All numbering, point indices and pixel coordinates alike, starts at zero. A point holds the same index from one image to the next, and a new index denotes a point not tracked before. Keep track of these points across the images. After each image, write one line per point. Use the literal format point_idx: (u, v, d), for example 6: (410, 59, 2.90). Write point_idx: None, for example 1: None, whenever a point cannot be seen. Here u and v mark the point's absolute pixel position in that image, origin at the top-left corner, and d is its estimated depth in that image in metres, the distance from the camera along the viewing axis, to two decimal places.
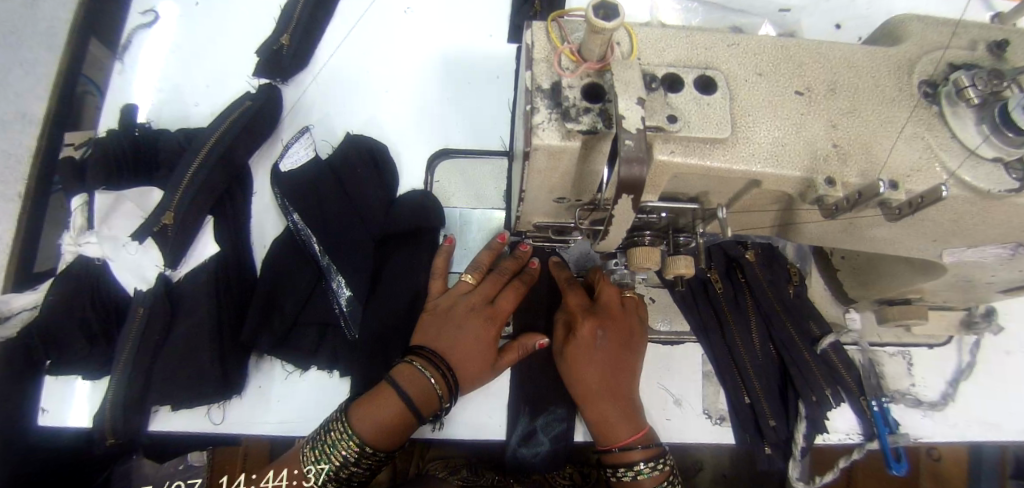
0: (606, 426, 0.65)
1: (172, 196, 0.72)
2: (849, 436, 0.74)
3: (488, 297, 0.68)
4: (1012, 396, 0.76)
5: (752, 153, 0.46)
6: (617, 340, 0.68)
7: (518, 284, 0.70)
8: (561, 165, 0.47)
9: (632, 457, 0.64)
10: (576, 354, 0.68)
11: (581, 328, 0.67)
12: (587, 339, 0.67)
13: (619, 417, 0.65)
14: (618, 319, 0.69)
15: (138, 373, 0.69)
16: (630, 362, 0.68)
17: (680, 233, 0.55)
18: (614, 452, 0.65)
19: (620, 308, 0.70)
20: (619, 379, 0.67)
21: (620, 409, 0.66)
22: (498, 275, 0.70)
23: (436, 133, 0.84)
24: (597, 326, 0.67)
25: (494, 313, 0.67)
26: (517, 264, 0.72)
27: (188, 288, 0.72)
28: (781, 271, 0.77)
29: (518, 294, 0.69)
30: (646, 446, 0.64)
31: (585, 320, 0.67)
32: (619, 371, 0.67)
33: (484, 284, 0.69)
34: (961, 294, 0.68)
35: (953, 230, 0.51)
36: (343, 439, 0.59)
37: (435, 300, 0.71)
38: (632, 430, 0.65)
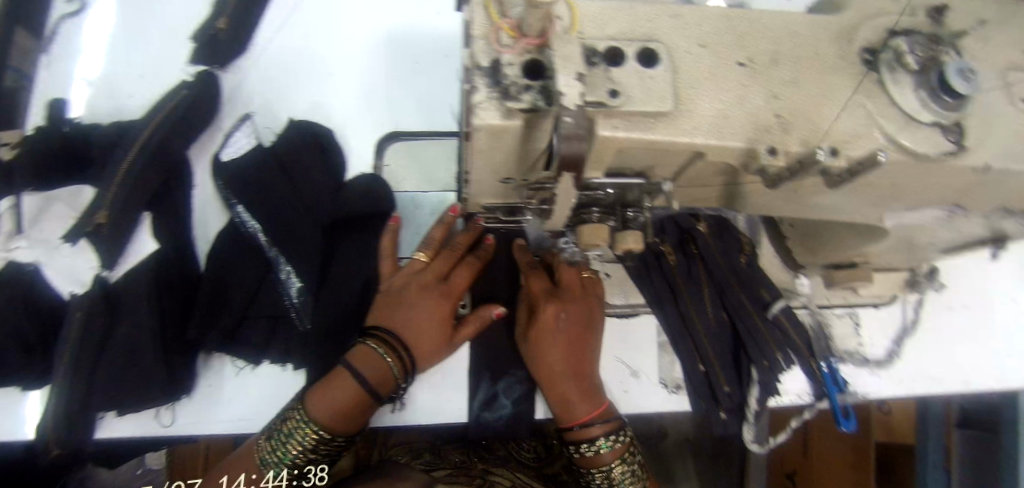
0: (566, 404, 0.66)
1: (104, 194, 0.68)
2: (800, 397, 0.78)
3: (442, 274, 0.69)
4: (952, 349, 0.81)
5: (696, 126, 0.45)
6: (580, 321, 0.68)
7: (471, 262, 0.70)
8: (504, 144, 0.46)
9: (591, 433, 0.64)
10: (540, 336, 0.67)
11: (544, 311, 0.67)
12: (550, 321, 0.66)
13: (580, 395, 0.66)
14: (579, 300, 0.69)
15: (80, 381, 0.66)
16: (592, 341, 0.68)
17: (629, 208, 0.54)
18: (574, 430, 0.66)
19: (580, 289, 0.70)
20: (580, 359, 0.67)
21: (581, 387, 0.66)
22: (452, 250, 0.70)
23: (384, 116, 0.82)
24: (561, 309, 0.67)
25: (449, 290, 0.68)
26: (471, 239, 0.71)
27: (128, 290, 0.69)
28: (733, 242, 0.77)
29: (471, 271, 0.69)
30: (605, 422, 0.65)
31: (548, 303, 0.67)
32: (582, 351, 0.67)
33: (437, 261, 0.69)
34: (904, 255, 0.70)
35: (892, 194, 0.52)
36: (300, 428, 0.60)
37: (388, 280, 0.70)
38: (592, 407, 0.65)
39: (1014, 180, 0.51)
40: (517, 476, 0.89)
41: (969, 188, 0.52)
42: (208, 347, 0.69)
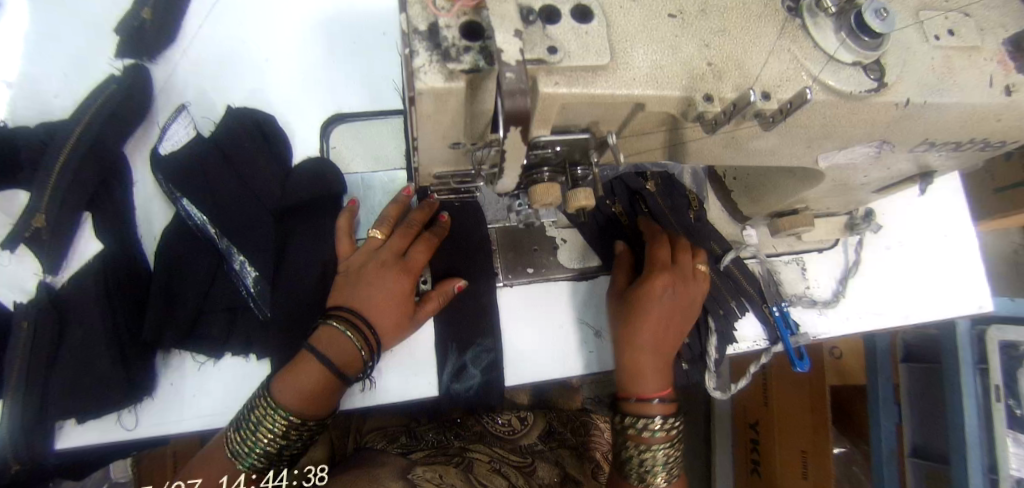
0: (637, 375, 0.67)
1: (40, 197, 0.65)
2: (757, 342, 0.81)
3: (398, 251, 0.69)
4: (893, 284, 0.86)
5: (633, 78, 0.46)
6: (685, 301, 0.69)
7: (428, 237, 0.71)
8: (449, 108, 0.45)
9: (652, 409, 0.66)
10: (640, 306, 0.68)
11: (654, 280, 0.68)
12: (655, 292, 0.68)
13: (655, 371, 0.67)
14: (689, 284, 0.70)
15: (35, 391, 0.64)
16: (682, 323, 0.70)
17: (577, 166, 0.56)
18: (632, 401, 0.67)
19: (692, 275, 0.71)
20: (667, 340, 0.69)
21: (660, 363, 0.68)
22: (407, 227, 0.70)
23: (326, 99, 0.83)
24: (670, 284, 0.68)
25: (408, 267, 0.68)
26: (426, 215, 0.72)
27: (74, 294, 0.66)
28: (679, 197, 0.82)
29: (429, 246, 0.71)
30: (665, 403, 0.67)
31: (660, 275, 0.68)
32: (670, 331, 0.69)
33: (393, 239, 0.69)
34: (841, 198, 0.75)
35: (823, 135, 0.55)
36: (270, 414, 0.60)
37: (348, 259, 0.69)
38: (660, 387, 0.67)
39: (932, 113, 0.54)
40: (492, 449, 0.89)
41: (893, 126, 0.55)
42: (166, 346, 0.68)
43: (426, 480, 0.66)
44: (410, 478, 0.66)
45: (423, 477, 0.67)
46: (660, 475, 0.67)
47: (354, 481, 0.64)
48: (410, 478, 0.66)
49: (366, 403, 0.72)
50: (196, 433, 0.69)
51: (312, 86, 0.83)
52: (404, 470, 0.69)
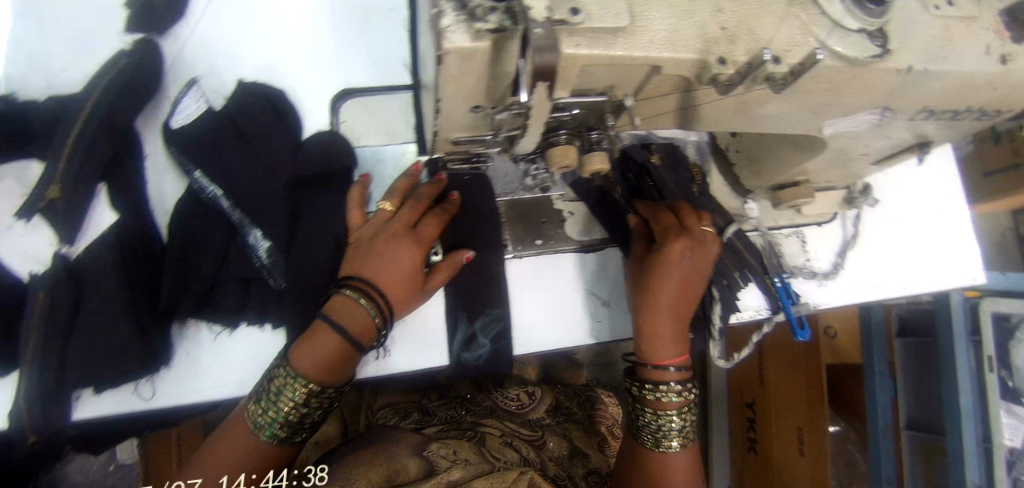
0: (653, 343, 0.69)
1: (56, 166, 0.65)
2: (758, 312, 0.84)
3: (409, 223, 0.69)
4: (891, 257, 0.89)
5: (650, 41, 0.48)
6: (700, 265, 0.70)
7: (439, 212, 0.72)
8: (473, 67, 0.46)
9: (667, 373, 0.69)
10: (659, 272, 0.68)
11: (672, 246, 0.67)
12: (675, 256, 0.67)
13: (671, 339, 0.69)
14: (705, 248, 0.69)
15: (52, 359, 0.64)
16: (697, 289, 0.70)
17: (592, 131, 0.58)
18: (649, 368, 0.70)
19: (707, 238, 0.71)
20: (682, 307, 0.69)
21: (677, 330, 0.69)
22: (417, 200, 0.70)
23: (336, 75, 0.83)
24: (687, 250, 0.68)
25: (420, 238, 0.68)
26: (435, 191, 0.72)
27: (89, 263, 0.66)
28: (684, 172, 0.83)
29: (439, 221, 0.71)
30: (680, 369, 0.70)
31: (678, 239, 0.68)
32: (685, 297, 0.69)
33: (403, 211, 0.70)
34: (841, 170, 0.77)
35: (828, 101, 0.57)
36: (288, 384, 0.60)
37: (360, 230, 0.71)
38: (677, 352, 0.69)
39: (937, 81, 0.56)
40: (503, 424, 0.91)
41: (895, 92, 0.57)
42: (183, 315, 0.69)
43: (442, 456, 0.65)
44: (426, 454, 0.66)
45: (439, 453, 0.66)
46: (675, 439, 0.69)
47: (371, 461, 0.64)
48: (426, 456, 0.65)
49: (381, 372, 0.74)
50: (213, 402, 0.71)
51: (322, 62, 0.83)
52: (419, 448, 0.69)
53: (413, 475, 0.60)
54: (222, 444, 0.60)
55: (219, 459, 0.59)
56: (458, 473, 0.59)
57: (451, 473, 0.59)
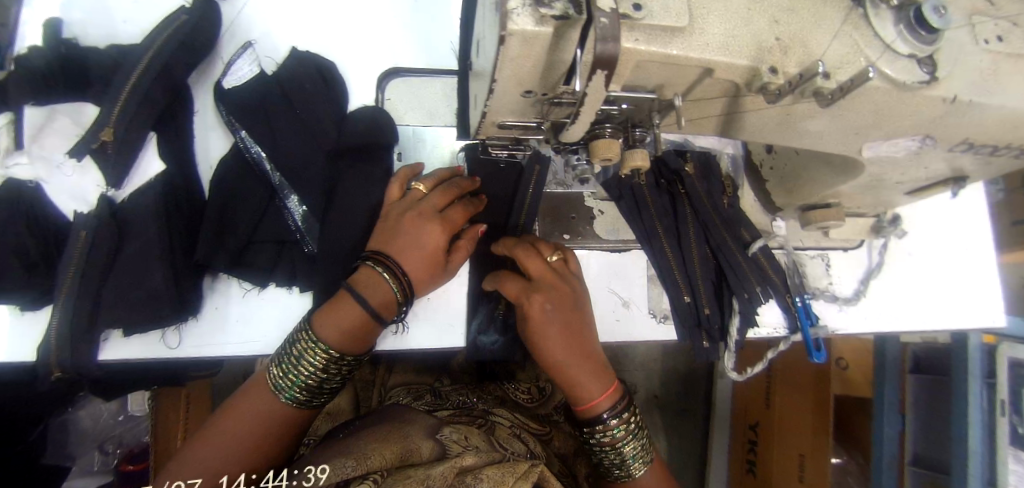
0: (576, 393, 0.68)
1: (110, 112, 0.67)
2: (776, 330, 0.85)
3: (437, 206, 0.67)
4: (914, 289, 0.89)
5: (707, 43, 0.49)
6: (567, 306, 0.67)
7: (466, 205, 0.70)
8: (532, 52, 0.47)
9: (602, 411, 0.68)
10: (534, 332, 0.66)
11: (531, 306, 0.66)
12: (538, 313, 0.66)
13: (592, 380, 0.67)
14: (562, 289, 0.68)
15: (86, 297, 0.66)
16: (584, 323, 0.68)
17: (637, 128, 0.60)
18: (584, 411, 0.68)
19: (557, 273, 0.69)
20: (582, 348, 0.67)
21: (591, 370, 0.68)
22: (447, 187, 0.70)
23: (385, 54, 0.87)
24: (546, 301, 0.66)
25: (446, 223, 0.67)
26: (469, 185, 0.73)
27: (133, 208, 0.69)
28: (716, 183, 0.84)
29: (466, 211, 0.69)
30: (612, 401, 0.68)
31: (533, 297, 0.66)
32: (580, 339, 0.67)
33: (432, 195, 0.69)
34: (874, 196, 0.77)
35: (873, 123, 0.58)
36: (310, 348, 0.60)
37: (393, 206, 0.71)
38: (605, 388, 0.68)
39: (992, 115, 0.56)
40: (514, 416, 0.92)
41: (938, 121, 0.57)
42: (215, 270, 0.70)
43: (454, 441, 0.67)
44: (439, 437, 0.68)
45: (451, 438, 0.68)
46: (635, 464, 0.70)
47: (383, 440, 0.63)
48: (439, 439, 0.67)
49: (398, 347, 0.75)
50: (237, 358, 0.73)
51: (374, 43, 0.87)
52: (433, 431, 0.70)
53: (425, 457, 0.61)
54: (231, 412, 0.60)
55: (228, 427, 0.58)
56: (470, 460, 0.59)
57: (463, 458, 0.58)
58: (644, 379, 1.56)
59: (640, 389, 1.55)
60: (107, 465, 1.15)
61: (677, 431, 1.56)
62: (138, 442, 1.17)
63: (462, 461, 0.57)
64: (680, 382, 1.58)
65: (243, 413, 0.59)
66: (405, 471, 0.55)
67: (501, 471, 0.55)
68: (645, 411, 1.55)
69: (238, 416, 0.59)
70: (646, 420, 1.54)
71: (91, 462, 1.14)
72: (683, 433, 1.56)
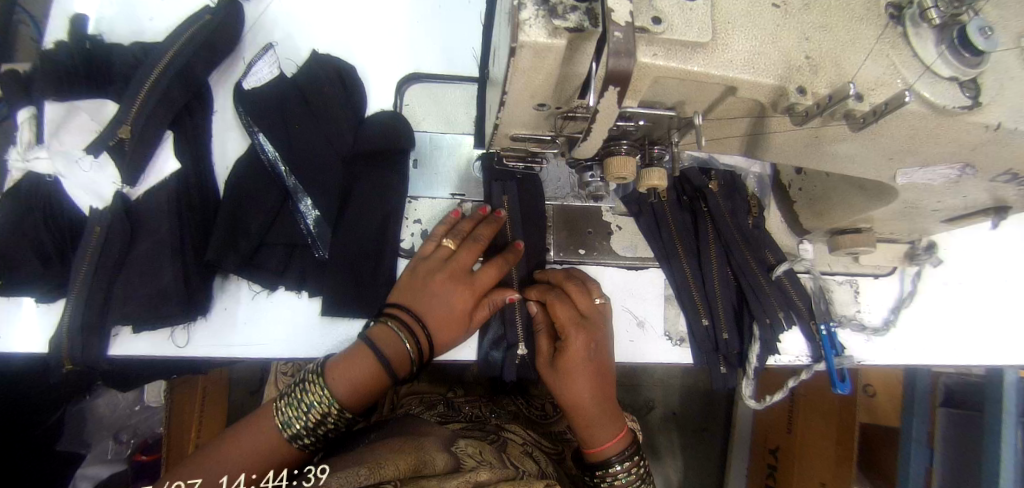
0: (588, 434, 0.69)
1: (128, 110, 0.68)
2: (798, 358, 0.81)
3: (466, 266, 0.68)
4: (950, 323, 0.84)
5: (730, 60, 0.46)
6: (600, 350, 0.69)
7: (499, 260, 0.69)
8: (545, 65, 0.45)
9: (609, 457, 0.69)
10: (568, 369, 0.67)
11: (573, 343, 0.67)
12: (579, 351, 0.67)
13: (605, 424, 0.69)
14: (595, 324, 0.70)
15: (97, 293, 0.67)
16: (608, 367, 0.70)
17: (655, 145, 0.58)
18: (592, 452, 0.70)
19: (598, 317, 0.72)
20: (602, 390, 0.69)
21: (606, 415, 0.69)
22: (475, 241, 0.70)
23: (405, 58, 0.87)
24: (590, 340, 0.68)
25: (475, 285, 0.67)
26: (493, 230, 0.71)
27: (148, 206, 0.70)
28: (741, 202, 0.81)
29: (499, 269, 0.69)
30: (622, 449, 0.69)
31: (578, 334, 0.68)
32: (601, 383, 0.69)
33: (463, 252, 0.69)
34: (908, 223, 0.73)
35: (908, 148, 0.54)
36: (319, 399, 0.59)
37: (420, 261, 0.69)
38: (615, 434, 0.69)
39: None
40: (527, 433, 0.89)
41: (979, 149, 0.53)
42: (225, 271, 0.71)
43: (468, 454, 0.64)
44: (454, 450, 0.66)
45: (466, 451, 0.66)
46: None
47: (399, 450, 0.61)
48: (454, 452, 0.65)
49: None
50: (242, 360, 0.73)
51: (395, 47, 0.87)
52: (447, 443, 0.68)
53: (440, 469, 0.59)
54: (227, 445, 0.57)
55: (220, 466, 0.55)
56: (484, 474, 0.57)
57: (478, 473, 0.57)
58: (662, 395, 1.52)
59: (657, 405, 1.52)
60: (121, 454, 1.13)
61: (695, 451, 1.51)
62: (153, 434, 1.15)
63: (477, 475, 0.55)
64: (699, 400, 1.53)
65: (244, 441, 0.57)
66: (419, 481, 0.54)
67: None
68: (662, 427, 1.51)
69: (236, 445, 0.57)
70: (662, 437, 1.50)
71: (105, 450, 1.12)
72: (701, 454, 1.51)
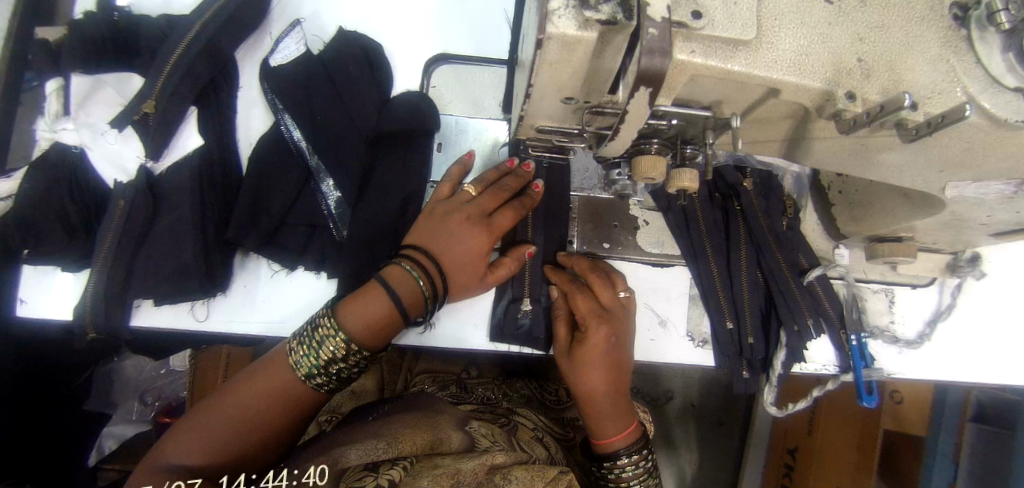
0: (598, 422, 0.69)
1: (153, 82, 0.68)
2: (825, 367, 0.78)
3: (486, 211, 0.66)
4: (989, 340, 0.80)
5: (775, 60, 0.43)
6: (622, 343, 0.68)
7: (516, 207, 0.68)
8: (574, 58, 0.43)
9: (617, 449, 0.69)
10: (584, 356, 0.67)
11: (592, 333, 0.66)
12: (600, 342, 0.66)
13: (614, 420, 0.68)
14: (615, 315, 0.69)
15: (120, 266, 0.68)
16: (625, 358, 0.69)
17: (687, 145, 0.54)
18: (600, 443, 0.70)
19: (622, 311, 0.71)
20: (618, 378, 0.68)
21: (618, 409, 0.68)
22: (499, 190, 0.68)
23: (433, 38, 0.84)
24: (611, 334, 0.67)
25: (493, 229, 0.66)
26: (520, 183, 0.70)
27: (171, 181, 0.70)
28: (776, 202, 0.78)
29: (515, 215, 0.68)
30: (630, 440, 0.69)
31: (598, 327, 0.66)
32: (619, 370, 0.68)
33: (484, 197, 0.67)
34: (952, 234, 0.69)
35: (963, 161, 0.50)
36: (330, 335, 0.58)
37: (439, 203, 0.69)
38: (622, 429, 0.69)
39: None
40: (537, 417, 0.90)
41: None
42: (245, 249, 0.71)
43: (483, 435, 0.65)
44: (468, 430, 0.66)
45: (480, 432, 0.66)
46: None
47: (414, 426, 0.62)
48: (468, 431, 0.66)
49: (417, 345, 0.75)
50: (258, 338, 0.74)
51: (424, 27, 0.84)
52: (461, 422, 0.69)
53: (455, 447, 0.60)
54: (240, 387, 0.58)
55: (226, 414, 0.56)
56: (500, 457, 0.57)
57: (494, 455, 0.57)
58: (682, 387, 1.52)
59: (676, 396, 1.52)
60: (145, 416, 1.12)
61: (711, 444, 1.51)
62: (177, 397, 1.14)
63: (494, 458, 0.55)
64: (719, 395, 1.52)
65: (259, 382, 0.58)
66: (433, 460, 0.54)
67: (530, 475, 0.53)
68: (680, 418, 1.51)
69: (253, 388, 0.58)
70: (679, 429, 1.50)
71: (129, 411, 1.11)
72: (717, 447, 1.51)
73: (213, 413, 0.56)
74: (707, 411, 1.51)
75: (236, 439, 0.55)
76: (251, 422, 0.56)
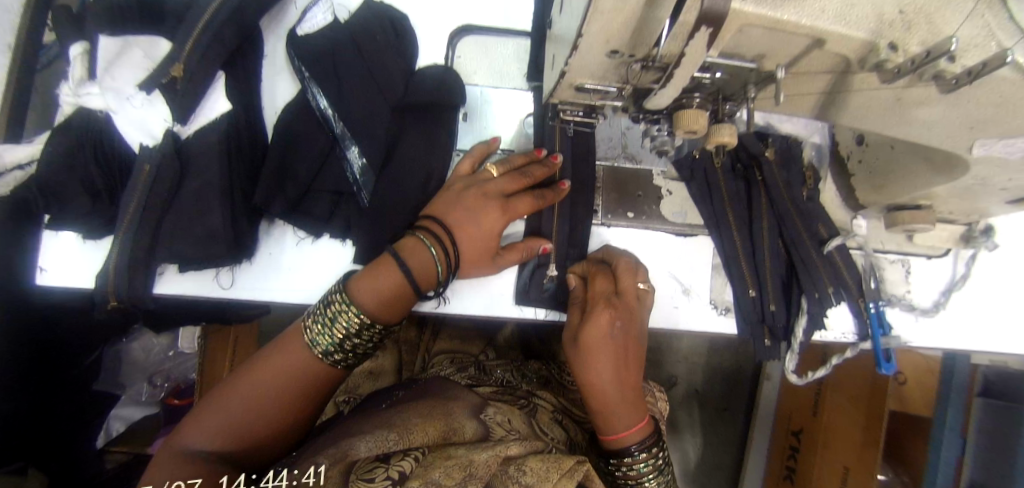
0: (607, 422, 0.67)
1: (182, 45, 0.67)
2: (845, 335, 0.80)
3: (505, 192, 0.67)
4: (1001, 309, 0.82)
5: (822, 10, 0.44)
6: (632, 332, 0.67)
7: (535, 195, 0.69)
8: (626, 8, 0.43)
9: (629, 445, 0.67)
10: (590, 345, 0.65)
11: (599, 316, 0.66)
12: (604, 327, 0.65)
13: (624, 413, 0.66)
14: (626, 307, 0.68)
15: (144, 232, 0.67)
16: (636, 346, 0.68)
17: (727, 101, 0.57)
18: (611, 440, 0.68)
19: (636, 301, 0.70)
20: (624, 373, 0.66)
21: (625, 403, 0.66)
22: (522, 175, 0.69)
23: (457, 10, 0.84)
24: (615, 318, 0.66)
25: (510, 209, 0.66)
26: (545, 172, 0.70)
27: (198, 146, 0.69)
28: (796, 173, 0.80)
29: (533, 202, 0.68)
30: (641, 436, 0.68)
31: (603, 308, 0.66)
32: (626, 364, 0.67)
33: (504, 179, 0.68)
34: (969, 201, 0.70)
35: (992, 119, 0.52)
36: (344, 309, 0.58)
37: (458, 179, 0.70)
38: (636, 423, 0.67)
39: None
40: (558, 399, 0.90)
41: None
42: (272, 215, 0.70)
43: (497, 424, 0.64)
44: (484, 418, 0.65)
45: (496, 420, 0.65)
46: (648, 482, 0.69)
47: (429, 415, 0.61)
48: (483, 420, 0.65)
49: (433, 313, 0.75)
50: (285, 305, 0.73)
51: None
52: (477, 411, 0.67)
53: (468, 437, 0.58)
54: (255, 371, 0.57)
55: (240, 399, 0.55)
56: (515, 447, 0.54)
57: (507, 446, 0.54)
58: (685, 373, 1.53)
59: (680, 382, 1.53)
60: (155, 396, 1.20)
61: (713, 430, 1.52)
62: (186, 379, 1.23)
63: (507, 449, 0.52)
64: (723, 381, 1.53)
65: (275, 362, 0.57)
66: (446, 451, 0.52)
67: (546, 464, 0.51)
68: (684, 404, 1.52)
69: (267, 371, 0.57)
70: (683, 413, 1.52)
71: (140, 392, 1.18)
72: (721, 432, 1.52)
73: (232, 396, 0.55)
74: (711, 395, 1.53)
75: (258, 423, 0.55)
76: (267, 408, 0.55)
